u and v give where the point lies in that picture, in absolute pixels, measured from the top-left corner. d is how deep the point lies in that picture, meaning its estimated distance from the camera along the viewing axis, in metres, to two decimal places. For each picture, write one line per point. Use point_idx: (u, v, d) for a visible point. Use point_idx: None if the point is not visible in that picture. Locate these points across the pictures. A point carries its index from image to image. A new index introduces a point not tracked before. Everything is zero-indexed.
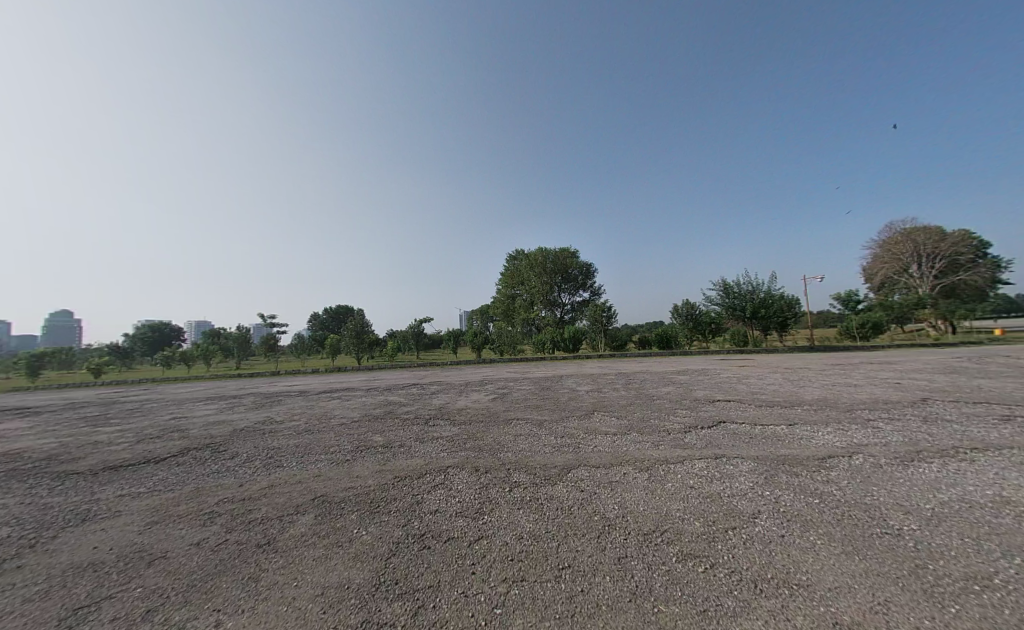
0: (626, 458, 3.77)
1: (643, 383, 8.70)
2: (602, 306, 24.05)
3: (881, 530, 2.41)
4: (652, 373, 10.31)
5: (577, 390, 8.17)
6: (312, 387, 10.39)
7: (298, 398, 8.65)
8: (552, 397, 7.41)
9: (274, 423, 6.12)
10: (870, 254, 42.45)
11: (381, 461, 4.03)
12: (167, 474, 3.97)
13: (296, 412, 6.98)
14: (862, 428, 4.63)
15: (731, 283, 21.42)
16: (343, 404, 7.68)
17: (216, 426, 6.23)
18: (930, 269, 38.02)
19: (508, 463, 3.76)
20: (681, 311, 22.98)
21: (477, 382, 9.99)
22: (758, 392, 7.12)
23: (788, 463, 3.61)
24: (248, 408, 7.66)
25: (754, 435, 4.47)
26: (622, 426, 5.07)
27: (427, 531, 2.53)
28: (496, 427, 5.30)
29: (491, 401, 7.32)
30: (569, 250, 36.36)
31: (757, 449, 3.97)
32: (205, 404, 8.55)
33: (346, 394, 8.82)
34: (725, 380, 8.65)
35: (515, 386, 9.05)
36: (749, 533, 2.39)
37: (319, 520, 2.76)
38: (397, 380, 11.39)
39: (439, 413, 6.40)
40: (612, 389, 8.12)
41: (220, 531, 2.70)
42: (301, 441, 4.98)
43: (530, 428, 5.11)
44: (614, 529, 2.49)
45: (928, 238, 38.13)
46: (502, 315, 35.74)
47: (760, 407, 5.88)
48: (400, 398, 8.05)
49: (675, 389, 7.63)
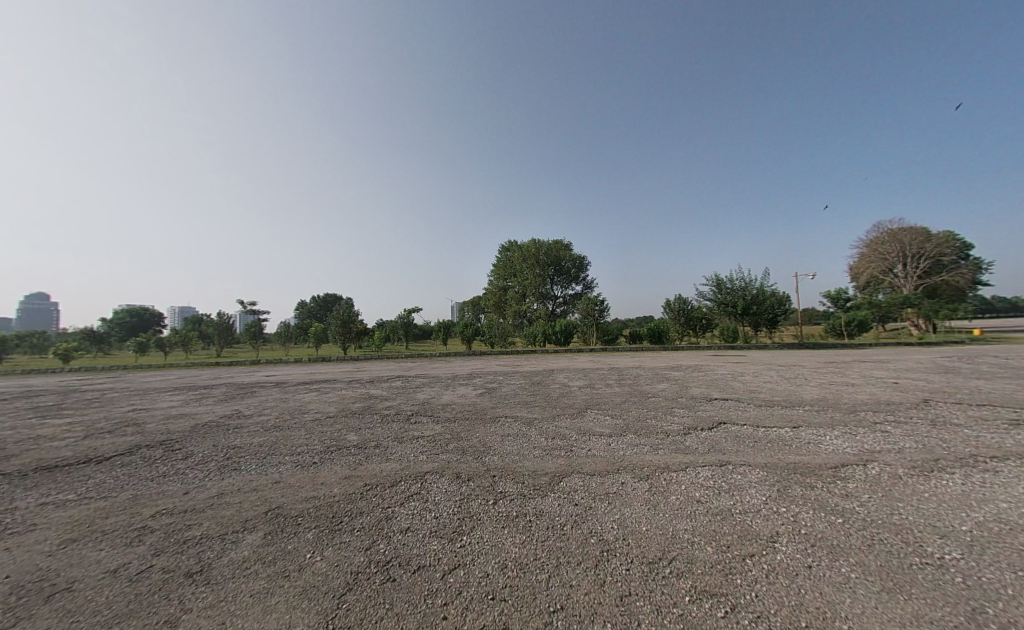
0: (624, 465, 3.41)
1: (637, 379, 8.38)
2: (595, 299, 23.78)
3: (921, 560, 2.09)
4: (645, 369, 10.01)
5: (568, 385, 7.82)
6: (290, 378, 9.87)
7: (274, 390, 8.15)
8: (542, 393, 7.05)
9: (241, 418, 5.64)
10: (858, 253, 42.94)
11: (352, 465, 3.61)
12: (106, 478, 3.50)
13: (268, 406, 6.50)
14: (872, 432, 4.36)
15: (725, 278, 21.24)
16: (320, 397, 7.21)
17: (177, 420, 5.73)
18: (915, 269, 38.58)
19: (493, 469, 3.38)
20: (673, 305, 22.80)
21: (465, 375, 9.60)
22: (756, 390, 6.85)
23: (800, 472, 3.29)
24: (218, 400, 7.15)
25: (759, 439, 4.16)
26: (618, 426, 4.73)
27: (394, 557, 2.13)
28: (481, 425, 4.91)
29: (478, 396, 6.93)
30: (562, 242, 35.87)
31: (764, 455, 3.66)
32: (173, 395, 8.01)
33: (325, 386, 8.34)
34: (721, 377, 8.40)
35: (504, 380, 8.67)
36: (771, 564, 2.05)
37: (267, 542, 2.34)
38: (382, 371, 10.94)
39: (421, 408, 5.98)
40: (605, 385, 7.79)
41: (144, 555, 2.26)
42: (267, 439, 4.53)
43: (518, 428, 4.73)
44: (614, 556, 2.12)
45: (914, 238, 38.64)
46: (493, 307, 35.25)
47: (761, 407, 5.59)
48: (382, 391, 7.61)
49: (670, 387, 7.34)
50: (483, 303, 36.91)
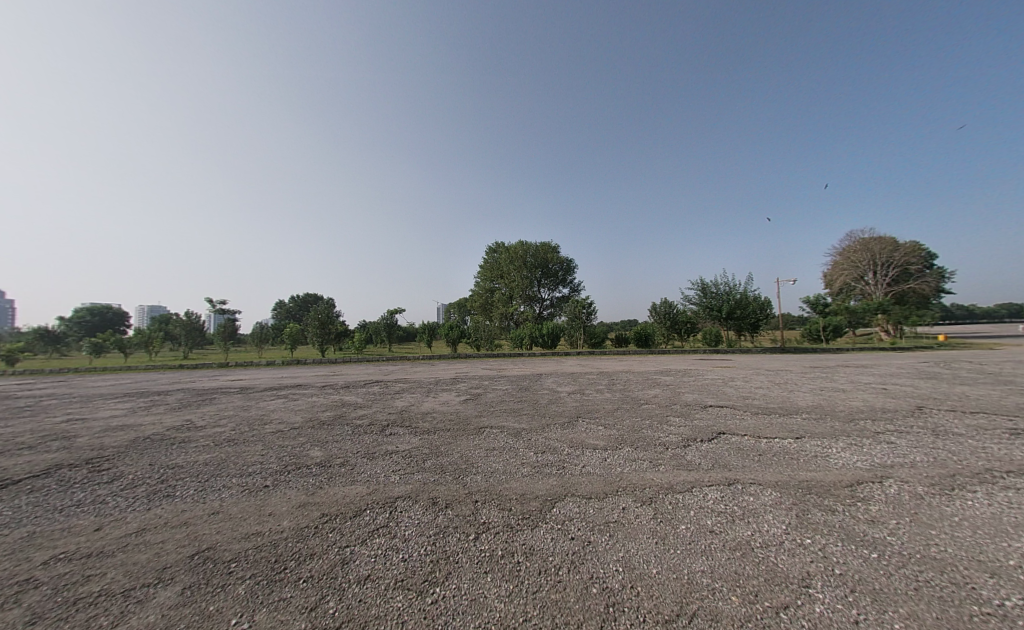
0: (623, 486, 3.02)
1: (627, 385, 8.05)
2: (581, 302, 23.61)
3: (980, 610, 1.76)
4: (635, 373, 9.70)
5: (556, 391, 7.43)
6: (258, 383, 9.16)
7: (236, 396, 7.49)
8: (529, 400, 6.64)
9: (191, 431, 5.02)
10: (832, 261, 44.35)
11: (310, 489, 3.11)
12: (5, 509, 2.91)
13: (226, 416, 5.87)
14: (878, 443, 4.10)
15: (710, 283, 21.33)
16: (287, 404, 6.60)
17: (117, 433, 5.07)
18: (885, 277, 40.05)
19: (475, 493, 2.94)
20: (659, 309, 22.81)
21: (447, 379, 9.11)
22: (750, 397, 6.61)
23: (816, 491, 2.96)
24: (171, 409, 6.46)
25: (764, 452, 3.84)
26: (611, 438, 4.35)
27: (346, 623, 1.67)
28: (463, 438, 4.44)
29: (460, 403, 6.46)
30: (548, 244, 35.64)
31: (773, 471, 3.33)
32: (121, 403, 7.24)
33: (294, 392, 7.72)
34: (711, 382, 8.17)
35: (488, 385, 8.23)
36: (811, 619, 1.68)
37: (184, 601, 1.85)
38: (360, 375, 10.33)
39: (397, 418, 5.46)
40: (595, 390, 7.45)
41: (14, 624, 1.74)
42: (215, 457, 3.96)
43: (503, 441, 4.28)
44: (622, 613, 1.72)
45: (884, 247, 40.13)
46: (479, 309, 34.71)
47: (758, 416, 5.31)
48: (357, 398, 7.05)
49: (662, 393, 7.04)
50: (468, 305, 36.30)
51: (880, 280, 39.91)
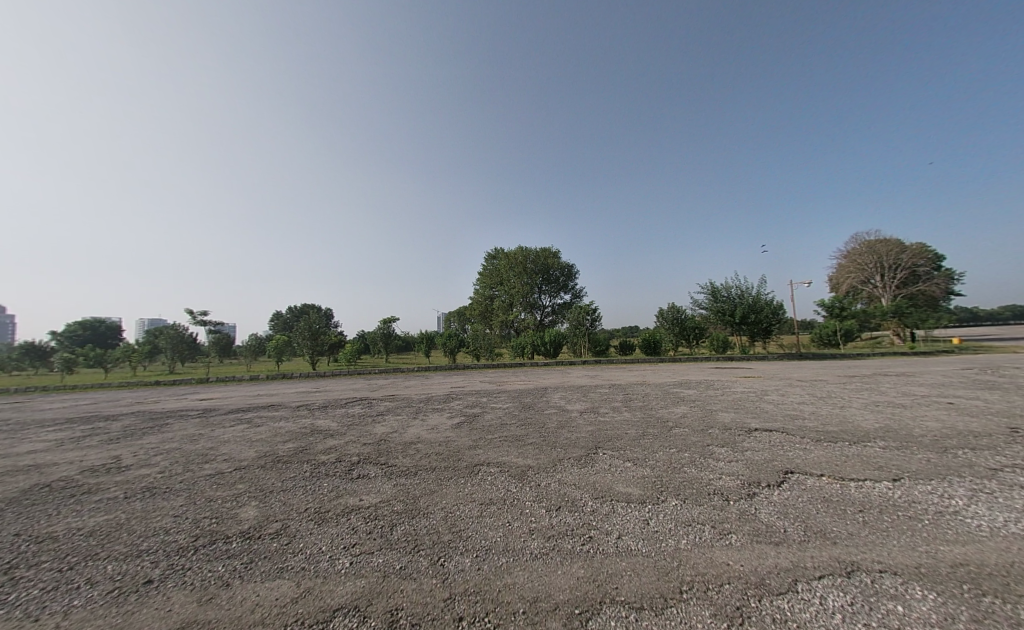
0: (690, 585, 1.95)
1: (647, 401, 6.95)
2: (586, 308, 22.57)
3: None
4: (651, 387, 8.59)
5: (566, 410, 6.32)
6: (226, 403, 8.08)
7: (192, 422, 6.42)
8: (534, 422, 5.55)
9: (106, 477, 3.96)
10: (839, 263, 43.38)
11: (211, 591, 2.04)
12: None
13: (164, 451, 4.80)
14: (1012, 489, 3.02)
15: (720, 286, 20.28)
16: (245, 432, 5.53)
17: (13, 479, 4.00)
18: (894, 279, 39.02)
19: (460, 602, 1.87)
20: (666, 314, 21.87)
21: (442, 396, 8.04)
22: (799, 417, 5.51)
23: (997, 592, 1.88)
24: (105, 442, 5.40)
25: (866, 508, 2.76)
26: (647, 482, 3.27)
27: None
28: (451, 484, 3.37)
29: (452, 428, 5.36)
30: (549, 249, 34.71)
31: (903, 547, 2.25)
32: (55, 431, 6.19)
33: (261, 415, 6.64)
34: (744, 396, 7.10)
35: (486, 404, 7.13)
36: None
37: None
38: (345, 392, 9.26)
39: (370, 452, 4.37)
40: (612, 409, 6.37)
41: None
42: (107, 523, 2.89)
43: (503, 490, 3.20)
44: None
45: (891, 249, 39.20)
46: (478, 317, 33.67)
47: (824, 445, 4.21)
48: (331, 423, 5.97)
49: (692, 411, 5.98)
50: (467, 313, 35.28)
51: (889, 282, 38.85)
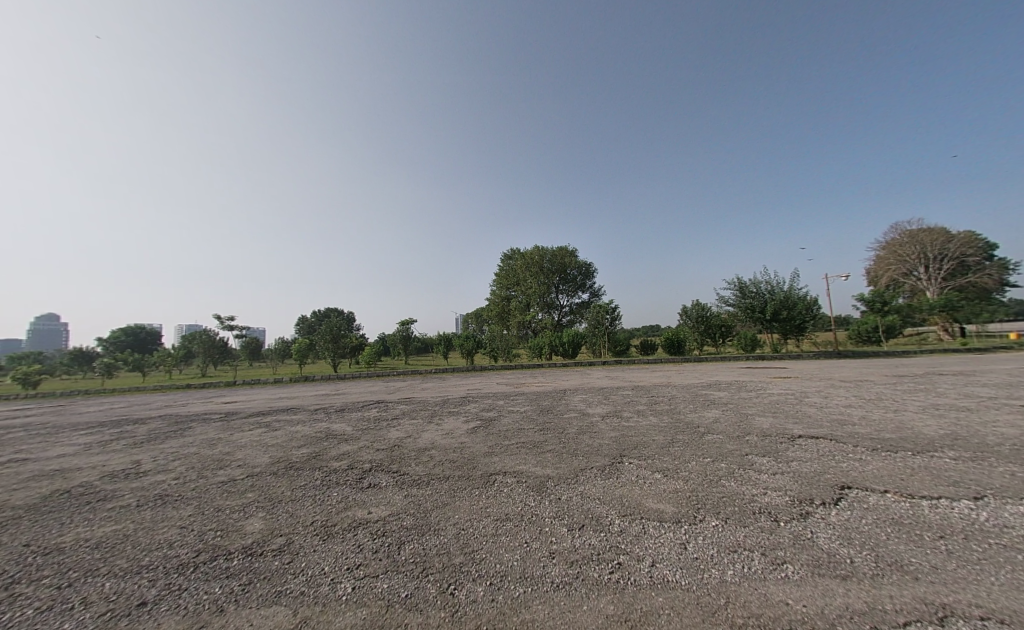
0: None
1: (673, 404, 6.54)
2: (606, 307, 22.04)
3: None
4: (677, 389, 8.13)
5: (586, 414, 6.00)
6: (247, 407, 8.16)
7: (213, 425, 6.46)
8: (554, 427, 5.26)
9: (122, 483, 3.94)
10: (876, 256, 40.95)
11: (203, 619, 1.88)
12: None
13: (182, 456, 4.79)
14: None
15: (747, 281, 19.37)
16: (262, 437, 5.49)
17: (36, 484, 4.04)
18: (939, 270, 36.49)
19: None
20: (690, 312, 21.09)
21: (458, 399, 7.85)
22: (847, 422, 5.01)
23: None
24: (128, 446, 5.46)
25: (947, 535, 2.35)
26: (681, 497, 2.95)
27: None
28: (465, 496, 3.15)
29: (468, 433, 5.15)
30: (566, 248, 34.26)
31: (1007, 587, 1.86)
32: (84, 435, 6.33)
33: (278, 419, 6.63)
34: (782, 399, 6.58)
35: (503, 407, 6.89)
36: None
37: None
38: (363, 395, 9.22)
39: (383, 459, 4.21)
40: (636, 413, 6.01)
41: None
42: (114, 534, 2.81)
43: (520, 504, 2.95)
44: None
45: (935, 238, 36.68)
46: (496, 318, 33.55)
47: (881, 455, 3.75)
48: (346, 427, 5.86)
49: (725, 415, 5.55)
50: (485, 314, 35.23)
51: (933, 274, 36.35)
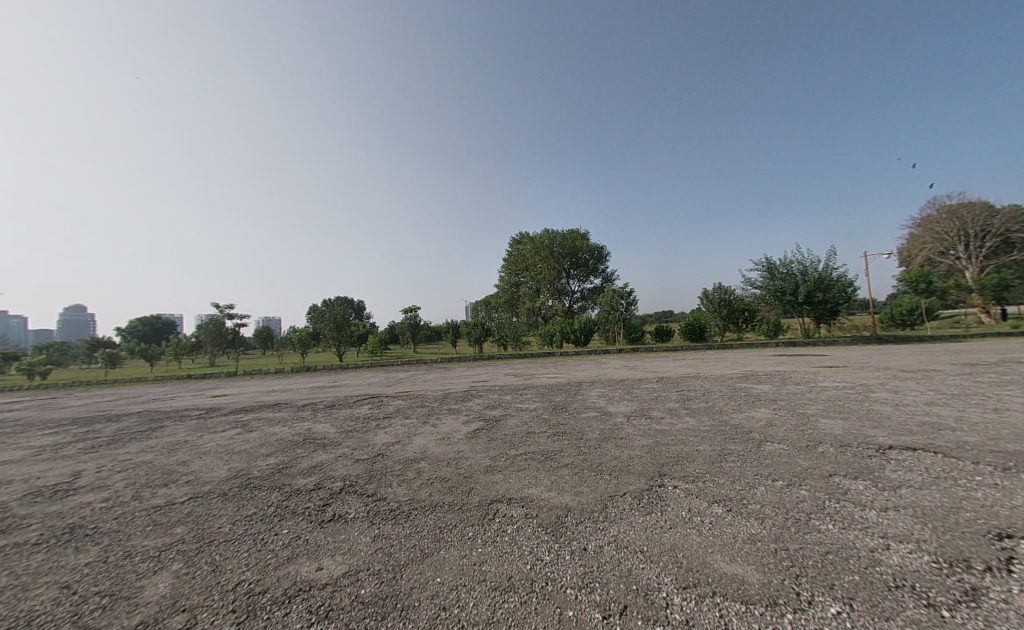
0: None
1: (710, 401, 5.54)
2: (620, 292, 20.88)
3: None
4: (710, 381, 7.12)
5: (608, 414, 5.06)
6: (232, 402, 7.47)
7: (185, 425, 5.76)
8: (570, 432, 4.36)
9: (41, 506, 3.20)
10: (910, 234, 38.40)
11: None
12: None
13: (130, 466, 4.05)
14: None
15: (776, 262, 17.92)
16: (231, 441, 4.73)
17: None
18: (979, 249, 33.95)
19: None
20: (711, 296, 19.72)
21: (460, 394, 6.98)
22: (942, 429, 3.96)
23: None
24: (81, 451, 4.76)
25: None
26: (765, 555, 2.02)
27: None
28: (454, 543, 2.27)
29: (467, 439, 4.28)
30: (578, 231, 32.83)
31: None
32: (45, 435, 5.68)
33: (258, 417, 5.89)
34: (842, 395, 5.51)
35: (510, 404, 6.01)
36: None
37: None
38: (358, 388, 8.45)
39: (359, 476, 3.38)
40: (667, 412, 5.05)
41: None
42: None
43: (531, 560, 2.06)
44: None
45: (977, 213, 33.99)
46: (505, 305, 32.58)
47: (1023, 481, 2.75)
48: (329, 428, 5.07)
49: (780, 417, 4.55)
50: (494, 301, 34.35)
51: (974, 253, 33.80)
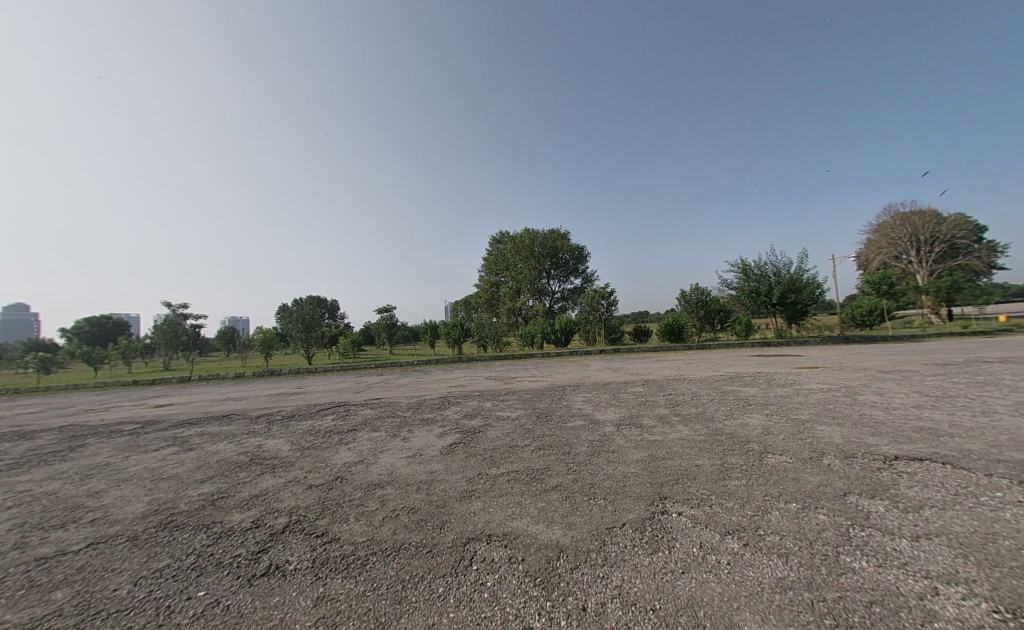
0: None
1: (701, 406, 5.26)
2: (601, 292, 20.78)
3: None
4: (696, 384, 6.89)
5: (596, 423, 4.68)
6: (175, 413, 6.63)
7: (111, 444, 4.95)
8: (557, 445, 3.93)
9: None
10: (869, 239, 40.45)
11: None
12: None
13: (26, 500, 3.32)
14: None
15: (751, 263, 18.23)
16: (161, 464, 4.04)
17: None
18: (930, 253, 36.09)
19: None
20: (689, 296, 19.91)
21: (436, 401, 6.44)
22: (942, 435, 3.79)
23: None
24: None
25: None
26: (803, 611, 1.65)
27: None
28: (418, 605, 1.79)
29: (441, 456, 3.78)
30: (557, 231, 32.69)
31: None
32: None
33: (202, 433, 5.15)
34: (831, 398, 5.35)
35: (490, 412, 5.54)
36: None
37: None
38: (324, 395, 7.76)
39: (309, 508, 2.83)
40: (658, 420, 4.71)
41: None
42: None
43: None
44: None
45: (928, 220, 36.13)
46: (484, 305, 32.01)
47: None
48: (282, 445, 4.44)
49: (776, 424, 4.29)
50: (473, 301, 33.74)
51: (926, 257, 35.91)
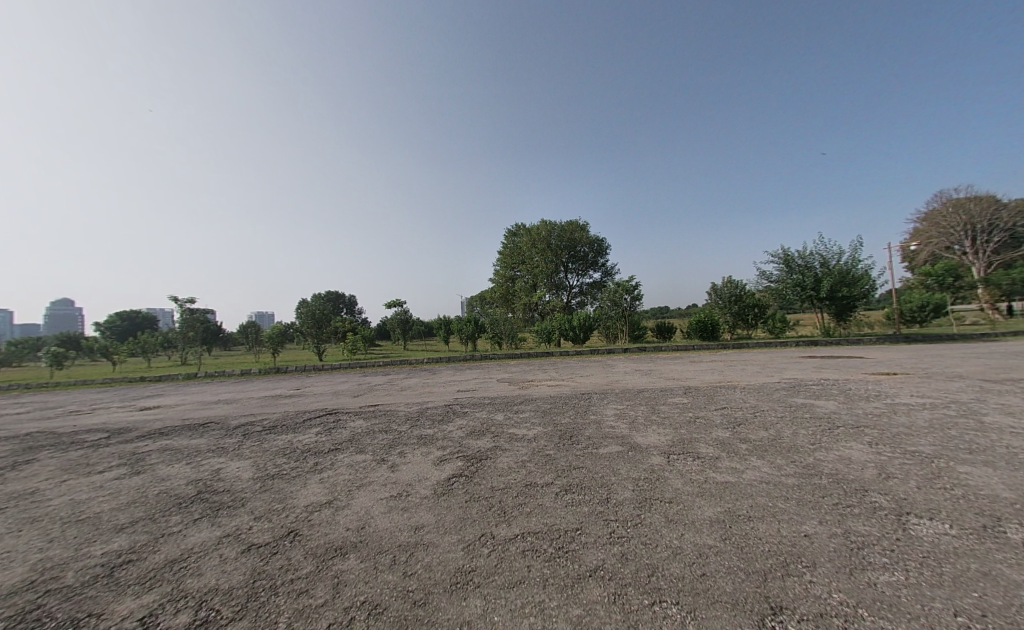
0: None
1: (772, 428, 4.11)
2: (625, 285, 19.20)
3: None
4: (751, 394, 5.69)
5: (637, 451, 3.60)
6: (152, 420, 5.91)
7: (58, 461, 4.21)
8: (589, 487, 2.89)
9: None
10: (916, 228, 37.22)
11: None
12: None
13: None
14: None
15: (792, 252, 16.48)
16: (92, 496, 3.23)
17: None
18: (988, 243, 32.79)
19: None
20: (720, 290, 18.40)
21: (439, 411, 5.48)
22: None
23: None
24: None
25: None
26: None
27: None
28: None
29: (434, 500, 2.81)
30: (576, 223, 31.25)
31: None
32: None
33: (163, 449, 4.35)
34: (945, 419, 4.09)
35: (502, 429, 4.52)
36: None
37: None
38: (318, 399, 6.95)
39: (225, 600, 1.89)
40: (720, 449, 3.58)
41: None
42: None
43: None
44: None
45: (987, 206, 32.78)
46: (499, 300, 31.13)
47: None
48: (244, 471, 3.57)
49: (892, 462, 3.11)
50: (489, 296, 32.92)
51: (983, 247, 32.63)
